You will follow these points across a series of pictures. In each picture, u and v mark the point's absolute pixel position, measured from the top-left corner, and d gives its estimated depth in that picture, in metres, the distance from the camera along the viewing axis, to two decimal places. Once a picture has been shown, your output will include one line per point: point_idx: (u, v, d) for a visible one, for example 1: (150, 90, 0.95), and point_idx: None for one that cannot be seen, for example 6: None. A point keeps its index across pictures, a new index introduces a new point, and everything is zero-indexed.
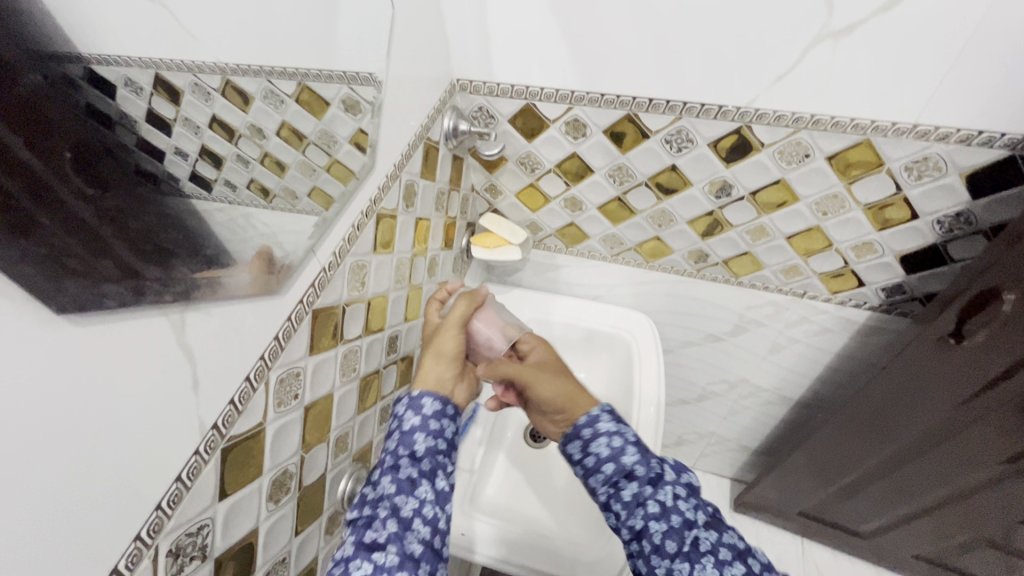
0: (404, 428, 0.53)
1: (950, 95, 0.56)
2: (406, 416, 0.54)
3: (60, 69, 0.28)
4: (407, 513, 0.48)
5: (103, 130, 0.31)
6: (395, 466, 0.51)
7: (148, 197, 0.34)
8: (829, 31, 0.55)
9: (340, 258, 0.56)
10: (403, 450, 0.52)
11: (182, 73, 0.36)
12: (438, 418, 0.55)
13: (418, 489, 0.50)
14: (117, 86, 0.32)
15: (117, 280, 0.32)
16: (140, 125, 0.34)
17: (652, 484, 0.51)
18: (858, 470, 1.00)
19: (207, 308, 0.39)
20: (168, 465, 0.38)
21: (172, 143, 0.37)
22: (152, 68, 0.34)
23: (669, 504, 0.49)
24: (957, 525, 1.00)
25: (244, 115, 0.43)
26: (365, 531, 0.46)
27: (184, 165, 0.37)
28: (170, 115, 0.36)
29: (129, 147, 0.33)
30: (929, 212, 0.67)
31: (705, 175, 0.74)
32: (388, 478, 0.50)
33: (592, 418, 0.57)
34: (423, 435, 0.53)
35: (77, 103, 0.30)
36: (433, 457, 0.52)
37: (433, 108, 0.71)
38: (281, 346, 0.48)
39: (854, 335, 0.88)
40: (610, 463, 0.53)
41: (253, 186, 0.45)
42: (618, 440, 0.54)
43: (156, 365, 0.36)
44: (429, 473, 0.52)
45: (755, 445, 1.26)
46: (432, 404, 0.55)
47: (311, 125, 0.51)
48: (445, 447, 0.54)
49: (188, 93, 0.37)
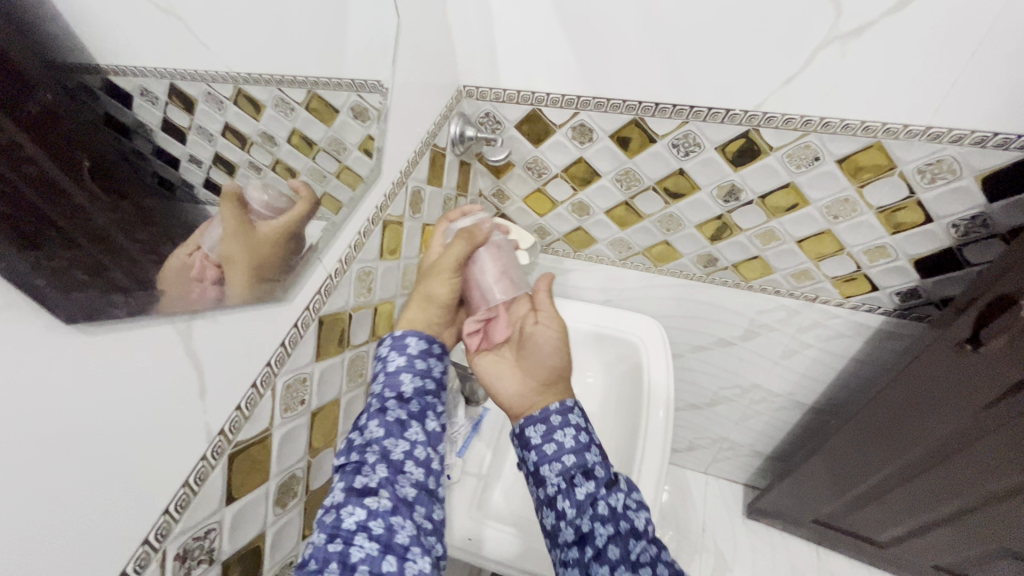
0: (389, 368, 0.56)
1: (963, 96, 0.54)
2: (390, 357, 0.57)
3: (79, 79, 0.31)
4: (398, 456, 0.51)
5: (121, 138, 0.34)
6: (382, 409, 0.53)
7: (165, 202, 0.37)
8: (837, 33, 0.54)
9: (347, 264, 0.57)
10: (391, 391, 0.55)
11: (194, 83, 0.41)
12: (424, 357, 0.58)
13: (406, 432, 0.52)
14: (133, 95, 0.35)
15: (125, 290, 0.33)
16: (155, 133, 0.37)
17: (608, 488, 0.51)
18: (874, 477, 0.98)
19: (213, 316, 0.40)
20: (175, 470, 0.39)
21: (187, 151, 0.40)
22: (166, 77, 0.38)
23: (619, 510, 0.49)
24: (978, 535, 0.97)
25: (256, 123, 0.47)
26: (355, 477, 0.48)
27: (199, 171, 0.40)
28: (185, 123, 0.40)
29: (145, 155, 0.36)
30: (944, 215, 0.65)
31: (713, 178, 0.73)
32: (376, 421, 0.52)
33: (563, 408, 0.56)
34: (409, 376, 0.56)
35: (96, 112, 0.32)
36: (421, 398, 0.56)
37: (439, 114, 0.71)
38: (288, 353, 0.49)
39: (868, 340, 0.86)
40: (570, 456, 0.52)
41: (266, 192, 0.48)
42: (583, 438, 0.54)
43: (163, 372, 0.36)
44: (418, 414, 0.55)
45: (768, 451, 1.24)
46: (416, 344, 0.58)
47: (321, 132, 0.55)
48: (433, 387, 0.58)
49: (201, 103, 0.42)
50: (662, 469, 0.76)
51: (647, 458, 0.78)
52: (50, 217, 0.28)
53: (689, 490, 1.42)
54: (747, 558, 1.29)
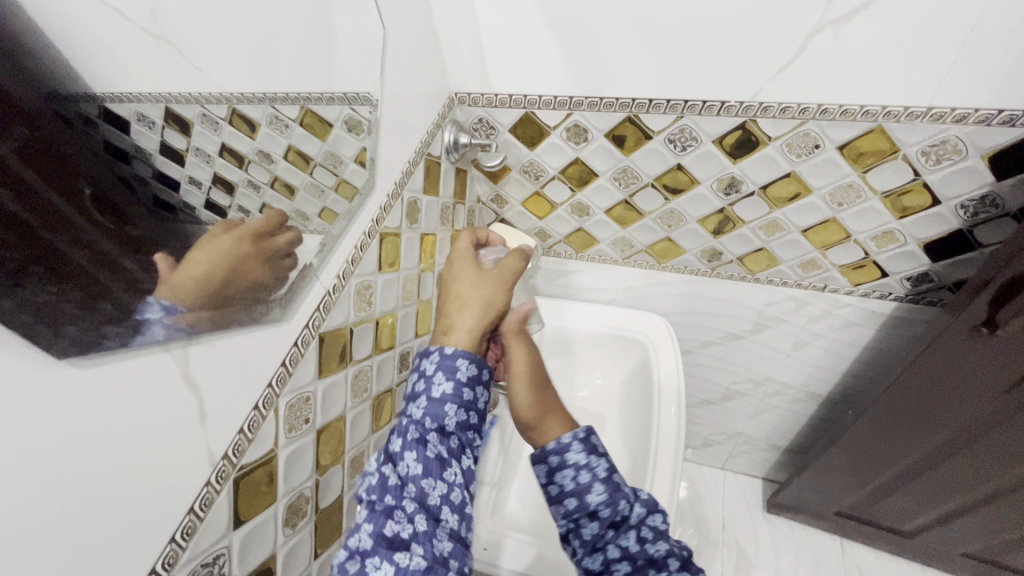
0: (433, 395, 0.52)
1: (965, 73, 0.53)
2: (435, 381, 0.53)
3: (77, 107, 0.32)
4: (434, 502, 0.47)
5: (121, 163, 0.35)
6: (421, 442, 0.50)
7: (167, 225, 0.38)
8: (830, 18, 0.53)
9: (345, 280, 0.56)
10: (432, 421, 0.51)
11: (190, 105, 0.41)
12: (472, 386, 0.54)
13: (444, 472, 0.49)
14: (129, 121, 0.36)
15: (117, 320, 0.33)
16: (154, 158, 0.37)
17: (614, 528, 0.51)
18: (895, 466, 0.96)
19: (209, 341, 0.40)
20: (179, 498, 0.39)
21: (187, 172, 0.40)
22: (159, 101, 0.38)
23: (632, 548, 0.49)
24: (1006, 522, 0.95)
25: (251, 142, 0.47)
26: (385, 523, 0.46)
27: (199, 193, 0.41)
28: (182, 147, 0.40)
29: (145, 179, 0.37)
30: (951, 196, 0.64)
31: (712, 172, 0.72)
32: (413, 456, 0.49)
33: (562, 446, 0.56)
34: (454, 408, 0.52)
35: (96, 140, 0.33)
36: (461, 433, 0.52)
37: (432, 123, 0.71)
38: (289, 372, 0.49)
39: (880, 328, 0.84)
40: (574, 498, 0.53)
41: (266, 210, 0.48)
42: (585, 476, 0.54)
43: (160, 400, 0.36)
44: (457, 452, 0.51)
45: (785, 443, 1.22)
46: (466, 369, 0.54)
47: (316, 147, 0.54)
48: (475, 420, 0.54)
49: (197, 124, 0.41)
50: (678, 466, 0.75)
51: (662, 455, 0.77)
52: (34, 250, 0.28)
53: (706, 487, 1.40)
54: (770, 553, 1.27)
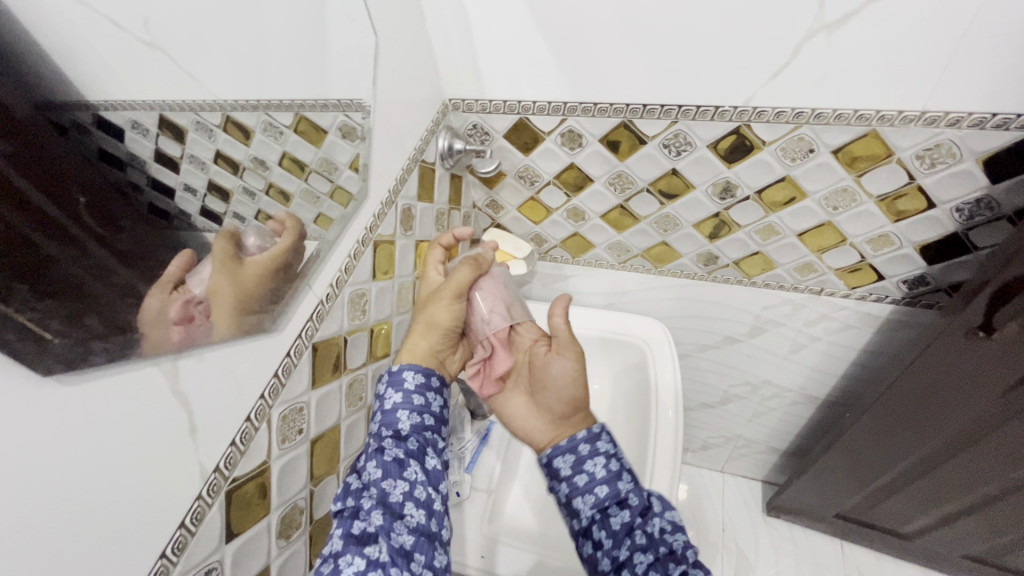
0: (387, 407, 0.56)
1: (958, 78, 0.53)
2: (388, 394, 0.57)
3: (71, 115, 0.31)
4: (396, 499, 0.48)
5: (115, 172, 0.34)
6: (379, 449, 0.52)
7: (163, 233, 0.37)
8: (823, 23, 0.53)
9: (338, 288, 0.56)
10: (387, 430, 0.54)
11: (184, 112, 0.39)
12: (421, 392, 0.58)
13: (405, 471, 0.51)
14: (123, 129, 0.35)
15: (105, 335, 0.32)
16: (149, 165, 0.37)
17: (642, 515, 0.50)
18: (894, 469, 0.96)
19: (199, 353, 0.39)
20: (170, 512, 0.38)
21: (182, 181, 0.40)
22: (154, 108, 0.37)
23: (657, 535, 0.48)
24: (1005, 524, 0.95)
25: (247, 149, 0.46)
26: (352, 522, 0.45)
27: (194, 201, 0.41)
28: (178, 154, 0.39)
29: (141, 187, 0.36)
30: (946, 200, 0.64)
31: (707, 177, 0.72)
32: (373, 462, 0.50)
33: (592, 435, 0.56)
34: (405, 413, 0.55)
35: (89, 147, 0.32)
36: (418, 434, 0.55)
37: (426, 129, 0.71)
38: (282, 383, 0.49)
39: (877, 330, 0.84)
40: (603, 486, 0.52)
41: (261, 217, 0.47)
42: (615, 465, 0.53)
43: (149, 414, 0.36)
44: (417, 452, 0.53)
45: (783, 446, 1.22)
46: (412, 378, 0.58)
47: (311, 153, 0.53)
48: (430, 422, 0.57)
49: (192, 132, 0.40)
50: (676, 469, 0.74)
51: (659, 459, 0.76)
52: (29, 272, 0.28)
53: (705, 490, 1.40)
54: (770, 555, 1.26)
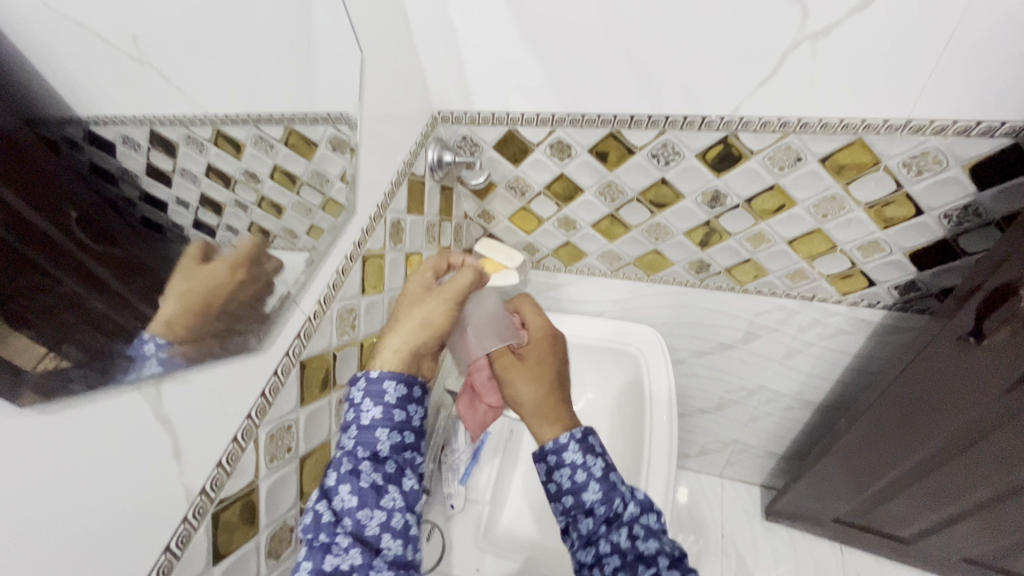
0: (363, 422, 0.54)
1: (940, 87, 0.53)
2: (365, 407, 0.54)
3: (61, 130, 0.34)
4: (372, 532, 0.50)
5: (107, 185, 0.37)
6: (354, 473, 0.52)
7: (154, 242, 0.40)
8: (806, 34, 0.53)
9: (327, 305, 0.56)
10: (364, 450, 0.53)
11: (174, 128, 0.42)
12: (402, 406, 0.56)
13: (381, 500, 0.52)
14: (115, 143, 0.38)
15: (82, 363, 0.32)
16: (141, 178, 0.40)
17: (608, 524, 0.53)
18: (890, 473, 0.96)
19: (183, 376, 0.39)
20: (155, 537, 0.38)
21: (173, 194, 0.43)
22: (146, 124, 0.40)
23: (624, 544, 0.50)
24: (1003, 527, 0.95)
25: (237, 162, 0.48)
26: (325, 557, 0.47)
27: (187, 213, 0.43)
28: (168, 167, 0.42)
29: (134, 201, 0.39)
30: (935, 206, 0.64)
31: (696, 185, 0.72)
32: (347, 489, 0.51)
33: (559, 446, 0.58)
34: (385, 431, 0.54)
35: (81, 162, 0.35)
36: (396, 456, 0.55)
37: (415, 142, 0.71)
38: (269, 402, 0.48)
39: (870, 335, 0.84)
40: (571, 496, 0.55)
41: (253, 229, 0.50)
42: (581, 475, 0.55)
43: (133, 440, 0.36)
44: (393, 477, 0.54)
45: (781, 451, 1.22)
46: (395, 390, 0.55)
47: (302, 166, 0.55)
48: (410, 440, 0.56)
49: (183, 147, 0.43)
50: (670, 473, 0.75)
51: (654, 466, 0.76)
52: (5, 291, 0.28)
53: (704, 496, 1.39)
54: (769, 561, 1.26)
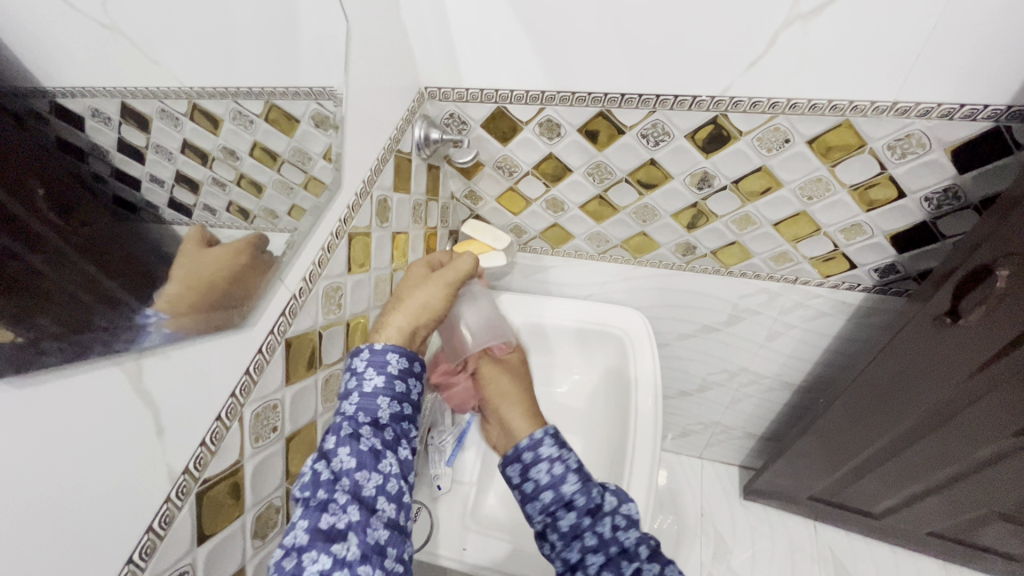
0: (364, 390, 0.52)
1: (927, 69, 0.54)
2: (367, 375, 0.53)
3: (26, 103, 0.32)
4: (370, 492, 0.48)
5: (76, 161, 0.35)
6: (354, 436, 0.49)
7: (128, 224, 0.38)
8: (798, 13, 0.53)
9: (312, 282, 0.55)
10: (364, 416, 0.51)
11: (148, 101, 0.40)
12: (404, 378, 0.55)
13: (379, 464, 0.49)
14: (83, 117, 0.35)
15: (58, 336, 0.31)
16: (112, 154, 0.37)
17: (591, 516, 0.51)
18: (864, 452, 0.99)
19: (164, 352, 0.38)
20: (137, 516, 0.37)
21: (147, 170, 0.40)
22: (117, 97, 0.38)
23: (609, 535, 0.50)
24: (968, 501, 0.99)
25: (215, 138, 0.45)
26: (321, 516, 0.44)
27: (162, 191, 0.40)
28: (142, 143, 0.39)
29: (103, 176, 0.36)
30: (917, 189, 0.65)
31: (685, 167, 0.72)
32: (347, 450, 0.48)
33: (535, 443, 0.57)
34: (387, 401, 0.52)
35: (46, 136, 0.33)
36: (395, 425, 0.53)
37: (401, 118, 0.69)
38: (254, 381, 0.47)
39: (849, 318, 0.86)
40: (551, 490, 0.53)
41: (233, 209, 0.46)
42: (558, 469, 0.54)
43: (113, 416, 0.34)
44: (392, 443, 0.52)
45: (760, 432, 1.25)
46: (396, 362, 0.54)
47: (283, 143, 0.52)
48: (408, 411, 0.55)
49: (156, 120, 0.40)
50: (654, 455, 0.75)
51: (638, 447, 0.77)
52: None
53: (684, 476, 1.42)
54: (747, 539, 1.29)
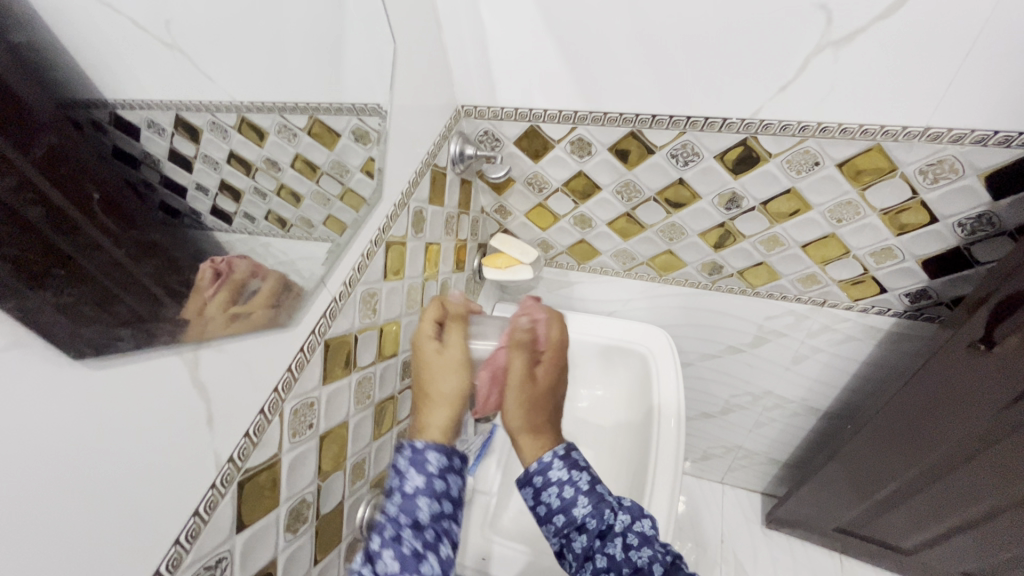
0: (405, 490, 0.46)
1: (960, 96, 0.54)
2: (407, 474, 0.47)
3: (89, 114, 0.31)
4: None
5: (129, 169, 0.34)
6: (396, 539, 0.44)
7: (172, 230, 0.37)
8: (829, 39, 0.54)
9: (351, 287, 0.57)
10: (406, 517, 0.45)
11: (201, 114, 0.40)
12: (444, 474, 0.48)
13: (421, 566, 0.42)
14: (139, 127, 0.35)
15: (131, 323, 0.33)
16: (162, 163, 0.37)
17: (602, 538, 0.49)
18: (894, 483, 0.96)
19: (218, 345, 0.41)
20: (185, 499, 0.39)
21: (195, 179, 0.40)
22: (172, 109, 0.38)
23: (619, 557, 0.47)
24: (1004, 540, 0.95)
25: (260, 150, 0.47)
26: None
27: (206, 200, 0.41)
28: (192, 154, 0.40)
29: (153, 184, 0.36)
30: (949, 214, 0.65)
31: (714, 187, 0.73)
32: (388, 553, 0.43)
33: (544, 465, 0.52)
34: (426, 499, 0.46)
35: (104, 145, 0.32)
36: (438, 525, 0.46)
37: (438, 134, 0.72)
38: (295, 377, 0.50)
39: (879, 343, 0.85)
40: (561, 515, 0.50)
41: (270, 217, 0.49)
42: (569, 492, 0.51)
43: (171, 400, 0.37)
44: (434, 544, 0.45)
45: (784, 458, 1.22)
46: (437, 460, 0.48)
47: (323, 155, 0.54)
48: (451, 510, 0.47)
49: (207, 132, 0.41)
50: (676, 469, 0.75)
51: (661, 463, 0.77)
52: (59, 252, 0.29)
53: (705, 501, 1.40)
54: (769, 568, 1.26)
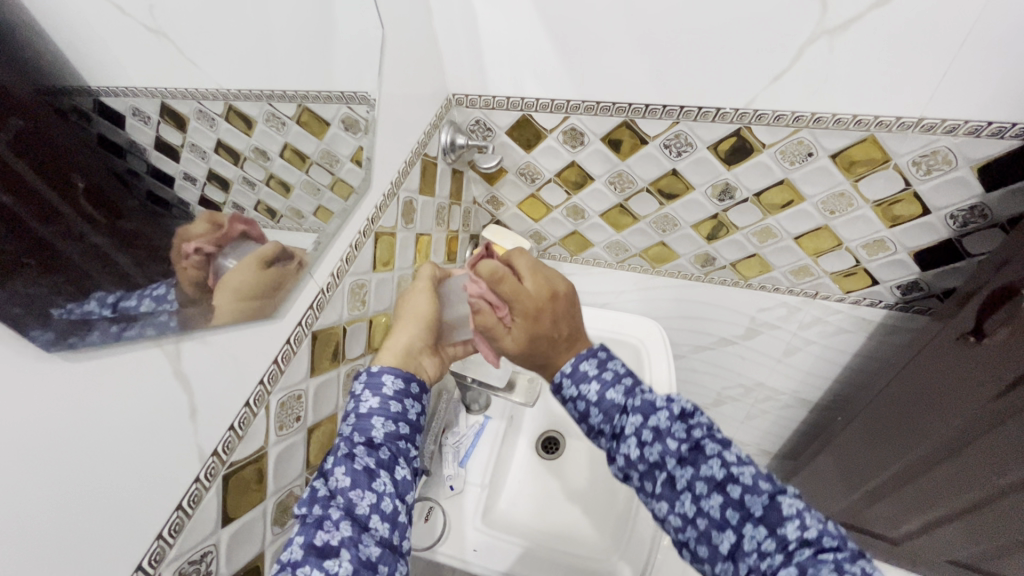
0: (360, 411, 0.51)
1: (954, 87, 0.54)
2: (362, 397, 0.52)
3: (72, 101, 0.30)
4: (363, 511, 0.46)
5: (114, 158, 0.33)
6: (350, 455, 0.48)
7: (161, 221, 0.36)
8: (824, 28, 0.54)
9: (339, 278, 0.57)
10: (361, 435, 0.50)
11: (185, 100, 0.38)
12: (400, 399, 0.53)
13: (375, 482, 0.48)
14: (123, 115, 0.34)
15: (109, 316, 0.32)
16: (149, 153, 0.35)
17: (619, 437, 0.49)
18: (883, 474, 0.97)
19: (201, 337, 0.40)
20: (168, 493, 0.39)
21: (182, 168, 0.38)
22: (156, 96, 0.36)
23: (635, 453, 0.48)
24: (991, 529, 0.96)
25: (248, 138, 0.45)
26: (315, 532, 0.43)
27: (193, 189, 0.39)
28: (177, 142, 0.38)
29: (140, 174, 0.35)
30: (942, 207, 0.65)
31: (707, 178, 0.73)
32: (342, 469, 0.47)
33: (556, 384, 0.54)
34: (381, 421, 0.51)
35: (88, 133, 0.31)
36: (392, 444, 0.51)
37: (429, 123, 0.71)
38: (281, 370, 0.49)
39: (870, 335, 0.86)
40: (584, 424, 0.53)
41: (260, 208, 0.46)
42: (581, 403, 0.52)
43: (152, 393, 0.36)
44: (388, 462, 0.50)
45: (775, 449, 1.23)
46: (392, 383, 0.53)
47: (313, 145, 0.53)
48: (405, 432, 0.53)
49: (193, 120, 0.39)
50: None
51: None
52: (39, 241, 0.28)
53: None
54: None
